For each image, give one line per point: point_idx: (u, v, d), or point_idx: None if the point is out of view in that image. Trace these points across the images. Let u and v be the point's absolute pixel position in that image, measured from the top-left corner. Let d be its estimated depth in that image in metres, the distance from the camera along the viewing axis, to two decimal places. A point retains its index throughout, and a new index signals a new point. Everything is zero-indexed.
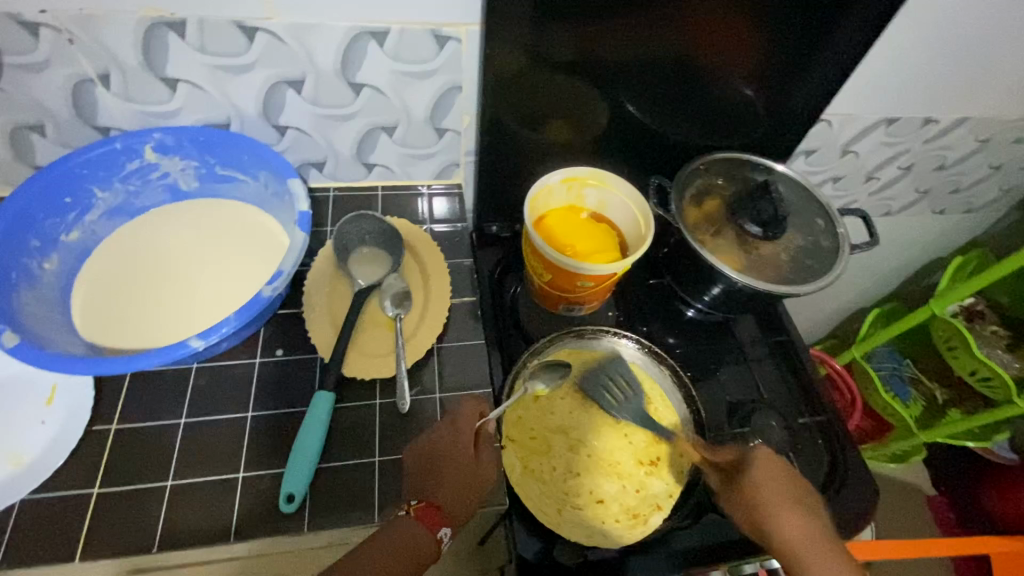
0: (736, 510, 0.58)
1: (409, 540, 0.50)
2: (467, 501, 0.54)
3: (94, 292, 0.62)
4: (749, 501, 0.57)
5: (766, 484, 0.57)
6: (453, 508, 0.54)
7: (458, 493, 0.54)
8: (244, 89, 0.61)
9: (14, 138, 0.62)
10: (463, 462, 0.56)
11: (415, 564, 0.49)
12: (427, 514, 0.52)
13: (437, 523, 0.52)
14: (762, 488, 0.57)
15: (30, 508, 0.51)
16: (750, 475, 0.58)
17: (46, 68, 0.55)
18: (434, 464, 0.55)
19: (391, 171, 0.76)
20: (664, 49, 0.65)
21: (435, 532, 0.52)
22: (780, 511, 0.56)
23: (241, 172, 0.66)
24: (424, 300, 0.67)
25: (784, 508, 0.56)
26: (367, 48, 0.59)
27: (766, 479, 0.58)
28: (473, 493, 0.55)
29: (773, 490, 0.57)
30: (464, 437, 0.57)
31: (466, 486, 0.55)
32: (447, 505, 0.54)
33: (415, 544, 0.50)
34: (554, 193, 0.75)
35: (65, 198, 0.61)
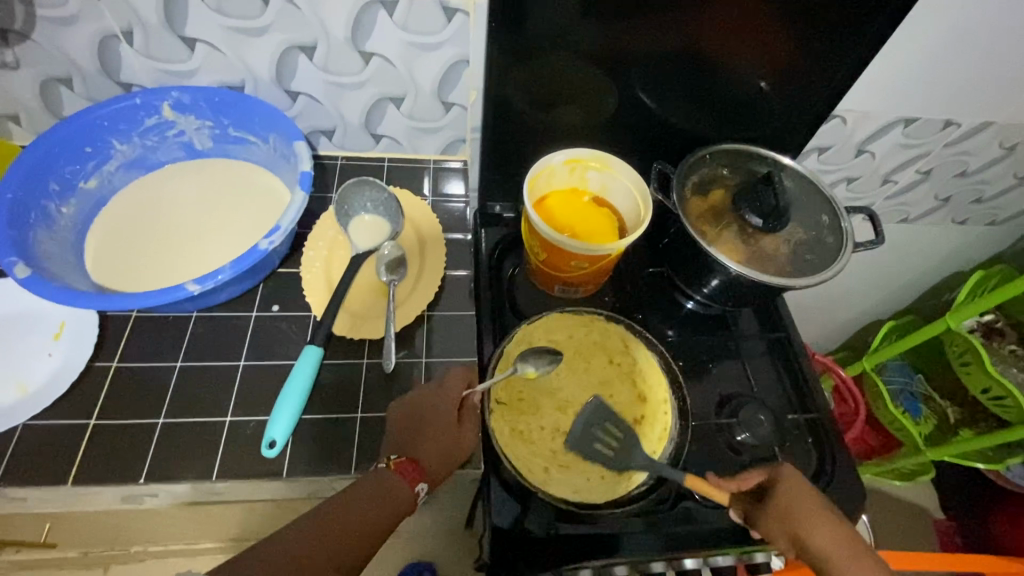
0: (770, 531, 0.57)
1: (389, 497, 0.52)
2: (446, 462, 0.56)
3: (107, 239, 0.65)
4: (786, 520, 0.56)
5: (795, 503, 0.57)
6: (432, 467, 0.55)
7: (439, 454, 0.56)
8: (259, 51, 0.63)
9: (44, 89, 0.65)
10: (443, 426, 0.57)
11: (393, 518, 0.52)
12: (407, 469, 0.54)
13: (417, 479, 0.54)
14: (800, 505, 0.56)
15: (32, 431, 0.54)
16: (782, 493, 0.58)
17: (73, 22, 0.58)
18: (418, 425, 0.56)
19: (398, 143, 0.78)
20: (672, 33, 0.65)
21: (414, 487, 0.53)
22: (818, 526, 0.55)
23: (252, 134, 0.69)
24: (420, 269, 0.69)
25: (818, 523, 0.55)
26: (378, 17, 0.61)
27: (799, 495, 0.57)
28: (456, 459, 0.56)
29: (808, 506, 0.56)
30: (446, 401, 0.58)
31: (444, 448, 0.56)
32: (428, 463, 0.55)
33: (395, 500, 0.52)
34: (556, 174, 0.75)
35: (85, 147, 0.64)
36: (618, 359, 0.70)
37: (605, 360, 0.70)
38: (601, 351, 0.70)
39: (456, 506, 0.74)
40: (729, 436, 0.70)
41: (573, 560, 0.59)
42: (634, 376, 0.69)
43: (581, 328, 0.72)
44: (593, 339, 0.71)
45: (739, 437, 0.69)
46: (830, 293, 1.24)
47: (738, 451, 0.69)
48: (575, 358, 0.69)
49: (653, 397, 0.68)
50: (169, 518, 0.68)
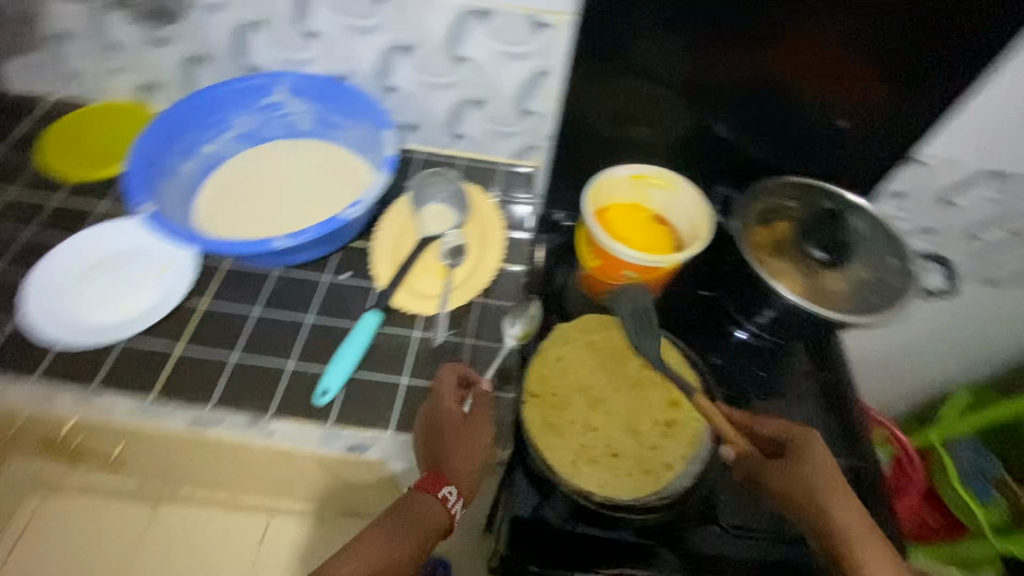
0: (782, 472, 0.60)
1: (422, 515, 0.54)
2: (468, 463, 0.57)
3: (213, 198, 0.73)
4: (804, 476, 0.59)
5: (811, 462, 0.60)
6: (453, 470, 0.56)
7: (461, 455, 0.57)
8: (366, 47, 0.71)
9: (185, 66, 0.77)
10: (455, 424, 0.58)
11: (433, 533, 0.54)
12: (429, 480, 0.56)
13: (439, 485, 0.56)
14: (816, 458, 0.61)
15: (130, 350, 0.62)
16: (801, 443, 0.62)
17: (221, 11, 0.69)
18: (435, 430, 0.58)
19: (475, 144, 0.83)
20: (749, 62, 0.67)
21: (439, 490, 0.55)
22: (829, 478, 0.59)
23: (348, 121, 0.76)
24: (477, 261, 0.72)
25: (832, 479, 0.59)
26: (474, 25, 0.67)
27: (816, 456, 0.61)
28: (478, 461, 0.58)
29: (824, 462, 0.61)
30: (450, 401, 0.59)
31: (466, 448, 0.58)
32: (448, 466, 0.56)
33: (429, 515, 0.54)
34: (618, 185, 0.77)
35: (211, 117, 0.74)
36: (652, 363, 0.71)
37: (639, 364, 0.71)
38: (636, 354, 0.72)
39: (480, 496, 0.76)
40: None
41: (586, 558, 0.60)
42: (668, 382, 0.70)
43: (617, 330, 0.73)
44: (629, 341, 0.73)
45: None
46: (899, 353, 1.17)
47: None
48: (609, 360, 0.70)
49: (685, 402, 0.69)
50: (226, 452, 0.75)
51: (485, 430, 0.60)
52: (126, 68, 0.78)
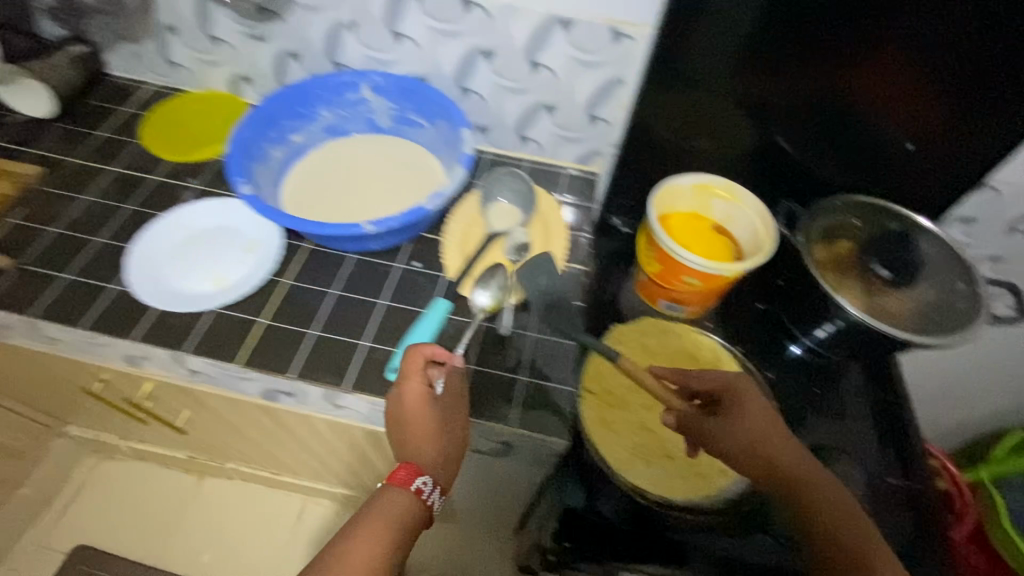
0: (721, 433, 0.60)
1: (401, 511, 0.52)
2: (448, 450, 0.57)
3: (299, 184, 0.78)
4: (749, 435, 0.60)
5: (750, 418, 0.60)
6: (429, 459, 0.55)
7: (433, 442, 0.56)
8: (450, 51, 0.75)
9: (279, 61, 0.82)
10: (428, 411, 0.57)
11: (413, 527, 0.53)
12: (402, 474, 0.54)
13: (415, 477, 0.54)
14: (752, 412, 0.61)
15: (217, 319, 0.66)
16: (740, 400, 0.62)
17: (320, 11, 0.74)
18: (410, 419, 0.57)
19: (541, 148, 0.86)
20: (820, 81, 0.69)
21: (414, 483, 0.54)
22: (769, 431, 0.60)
23: (426, 119, 0.81)
24: (541, 258, 0.75)
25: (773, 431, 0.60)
26: (555, 34, 0.70)
27: (753, 410, 0.61)
28: (456, 446, 0.58)
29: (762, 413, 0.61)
30: (416, 388, 0.57)
31: (440, 437, 0.57)
32: (425, 455, 0.56)
33: (407, 512, 0.52)
34: (680, 194, 0.79)
35: (301, 109, 0.79)
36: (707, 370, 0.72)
37: None
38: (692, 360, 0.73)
39: (527, 487, 0.78)
40: None
41: (638, 556, 0.59)
42: None
43: (674, 337, 0.75)
44: (685, 348, 0.74)
45: None
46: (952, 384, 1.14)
47: None
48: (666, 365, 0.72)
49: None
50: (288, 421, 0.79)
51: (459, 413, 0.59)
52: (224, 61, 0.84)
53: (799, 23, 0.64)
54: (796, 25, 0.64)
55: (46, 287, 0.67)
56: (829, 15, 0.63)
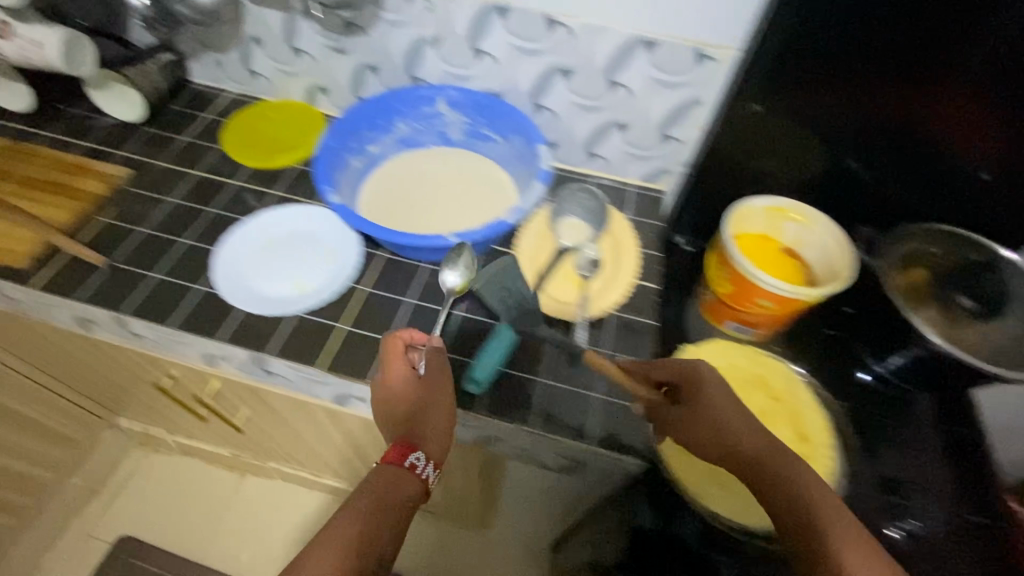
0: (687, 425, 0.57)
1: (396, 488, 0.55)
2: (438, 427, 0.59)
3: (376, 195, 0.81)
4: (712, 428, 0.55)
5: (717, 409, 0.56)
6: (417, 435, 0.59)
7: (424, 422, 0.59)
8: (528, 68, 0.76)
9: (358, 73, 0.84)
10: (413, 390, 0.60)
11: (410, 502, 0.55)
12: (395, 452, 0.58)
13: (408, 454, 0.57)
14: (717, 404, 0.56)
15: (298, 322, 0.68)
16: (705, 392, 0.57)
17: (404, 26, 0.76)
18: (398, 400, 0.60)
19: (608, 165, 0.87)
20: (902, 108, 0.67)
21: (406, 458, 0.57)
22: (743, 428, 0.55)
23: (498, 134, 0.82)
24: (614, 274, 0.74)
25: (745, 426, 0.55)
26: (636, 55, 0.71)
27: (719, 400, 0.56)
28: (445, 422, 0.60)
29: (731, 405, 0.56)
30: (401, 369, 0.61)
31: (432, 418, 0.59)
32: (416, 433, 0.59)
33: (401, 484, 0.55)
34: (751, 216, 0.78)
35: (379, 121, 0.81)
36: (779, 396, 0.72)
37: (767, 397, 0.72)
38: (764, 386, 0.73)
39: (587, 502, 0.78)
40: (894, 521, 0.65)
41: None
42: (795, 417, 0.71)
43: (745, 360, 0.75)
44: (757, 372, 0.74)
45: (904, 524, 0.65)
46: None
47: (901, 538, 0.64)
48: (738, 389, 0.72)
49: (815, 438, 0.69)
50: (352, 424, 0.81)
51: (443, 390, 0.61)
52: (304, 72, 0.87)
53: (881, 44, 0.62)
54: (877, 47, 0.62)
55: (137, 285, 0.70)
56: (917, 39, 0.61)
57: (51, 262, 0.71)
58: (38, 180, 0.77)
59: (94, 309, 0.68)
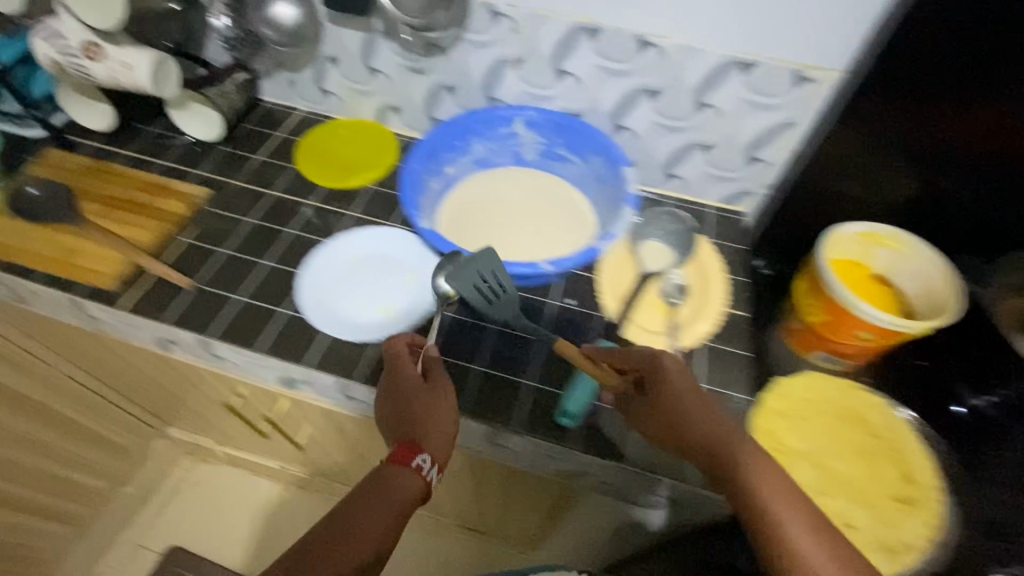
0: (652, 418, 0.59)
1: (392, 485, 0.54)
2: (439, 427, 0.58)
3: (455, 216, 0.79)
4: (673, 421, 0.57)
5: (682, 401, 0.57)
6: (421, 437, 0.57)
7: (429, 424, 0.58)
8: (611, 89, 0.75)
9: (434, 93, 0.84)
10: (417, 390, 0.60)
11: (406, 502, 0.54)
12: (401, 454, 0.56)
13: (411, 455, 0.56)
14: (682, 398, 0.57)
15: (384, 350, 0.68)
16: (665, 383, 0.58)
17: (487, 47, 0.75)
18: (399, 399, 0.60)
19: (687, 186, 0.84)
20: (999, 133, 0.61)
21: (411, 462, 0.55)
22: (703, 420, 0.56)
23: (576, 155, 0.80)
24: (703, 302, 0.72)
25: (704, 419, 0.56)
26: (730, 76, 0.69)
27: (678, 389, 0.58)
28: (448, 424, 0.58)
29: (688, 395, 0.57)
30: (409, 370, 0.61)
31: (440, 422, 0.58)
32: (418, 434, 0.57)
33: (406, 488, 0.54)
34: (842, 241, 0.74)
35: (457, 142, 0.80)
36: (879, 432, 0.69)
37: (865, 433, 0.69)
38: (862, 421, 0.70)
39: (668, 536, 0.75)
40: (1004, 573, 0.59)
41: None
42: (897, 456, 0.67)
43: (840, 393, 0.71)
44: (853, 406, 0.71)
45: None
46: None
47: None
48: (836, 424, 0.69)
49: (920, 477, 0.66)
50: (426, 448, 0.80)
51: (447, 393, 0.60)
52: (377, 91, 0.86)
53: (971, 64, 0.58)
54: (964, 65, 0.58)
55: (222, 308, 0.70)
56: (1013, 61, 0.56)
57: (138, 283, 0.71)
58: (118, 199, 0.78)
59: (182, 332, 0.68)
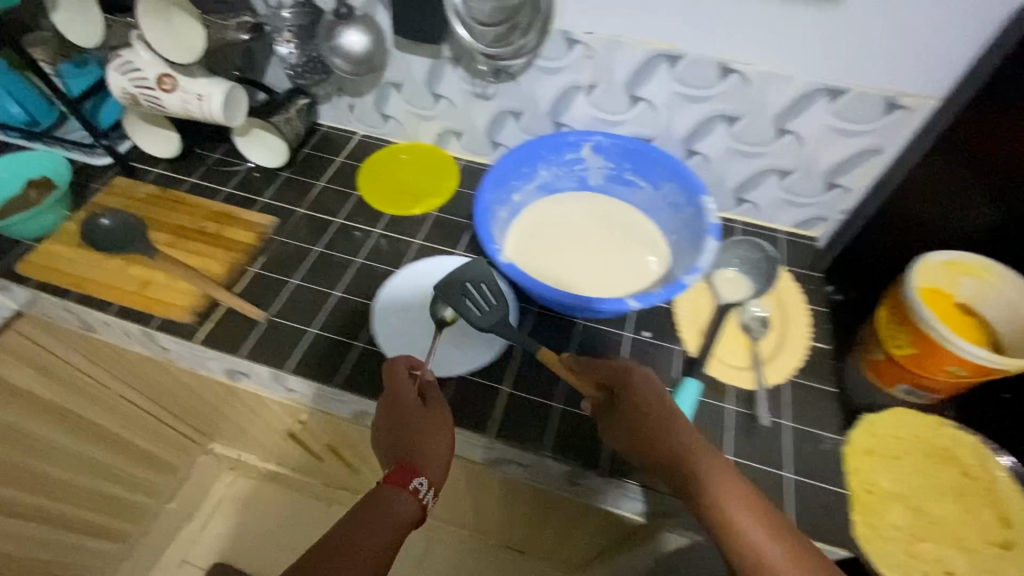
0: (617, 428, 0.57)
1: (389, 507, 0.54)
2: (436, 450, 0.58)
3: (523, 243, 0.78)
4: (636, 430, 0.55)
5: (646, 410, 0.56)
6: (418, 458, 0.57)
7: (427, 445, 0.58)
8: (687, 116, 0.73)
9: (498, 117, 0.82)
10: (416, 411, 0.60)
11: (402, 525, 0.53)
12: (397, 475, 0.56)
13: (409, 477, 0.55)
14: (648, 409, 0.55)
15: (464, 384, 0.68)
16: (631, 395, 0.57)
17: (558, 72, 0.73)
18: (397, 420, 0.60)
19: (757, 209, 0.82)
20: None
21: (409, 483, 0.55)
22: (669, 432, 0.54)
23: (645, 180, 0.79)
24: (783, 336, 0.71)
25: (667, 429, 0.54)
26: (817, 103, 0.66)
27: (643, 398, 0.56)
28: (445, 447, 0.59)
29: (657, 406, 0.55)
30: (408, 391, 0.61)
31: (439, 444, 0.58)
32: (415, 457, 0.57)
33: (404, 510, 0.54)
34: (928, 268, 0.68)
35: (525, 168, 0.79)
36: (975, 472, 0.64)
37: (957, 471, 0.64)
38: (952, 458, 0.65)
39: None
40: None
41: None
42: (994, 496, 0.62)
43: (927, 430, 0.68)
44: (943, 443, 0.67)
45: None
46: None
47: None
48: (926, 462, 0.65)
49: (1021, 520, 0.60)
50: (493, 479, 0.78)
51: (446, 417, 0.61)
52: (439, 115, 0.86)
53: None
54: None
55: (299, 342, 0.70)
56: None
57: (211, 316, 0.71)
58: (190, 229, 0.78)
59: (258, 366, 0.68)
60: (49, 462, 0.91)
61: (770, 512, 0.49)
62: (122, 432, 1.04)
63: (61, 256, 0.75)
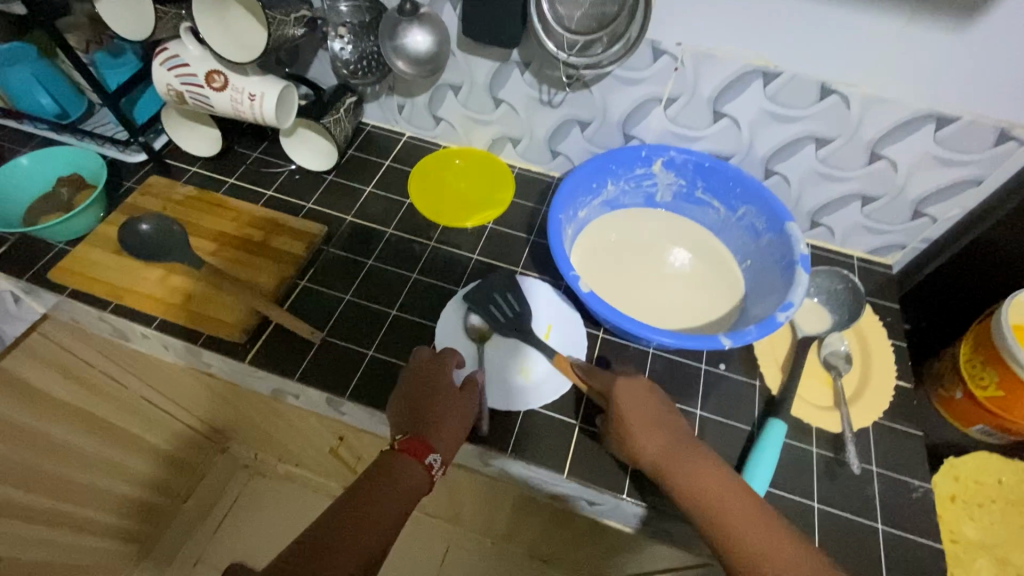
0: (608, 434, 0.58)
1: (401, 479, 0.53)
2: (456, 433, 0.56)
3: (590, 263, 0.72)
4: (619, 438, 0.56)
5: (628, 414, 0.56)
6: (437, 436, 0.55)
7: (448, 425, 0.56)
8: (773, 135, 0.68)
9: (563, 126, 0.77)
10: (446, 393, 0.58)
11: (412, 496, 0.53)
12: (413, 447, 0.54)
13: (426, 451, 0.54)
14: (630, 415, 0.55)
15: (532, 417, 0.63)
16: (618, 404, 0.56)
17: (638, 84, 0.69)
18: (419, 397, 0.58)
19: (830, 235, 0.77)
20: None
21: (424, 459, 0.54)
22: (649, 433, 0.55)
23: (719, 201, 0.75)
24: (867, 375, 0.67)
25: (648, 431, 0.55)
26: (920, 130, 0.62)
27: (627, 404, 0.56)
28: (464, 429, 0.57)
29: (641, 409, 0.56)
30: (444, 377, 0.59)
31: (457, 425, 0.57)
32: (432, 433, 0.55)
33: (415, 483, 0.53)
34: (1018, 308, 0.67)
35: (593, 183, 0.74)
36: None
37: None
38: None
39: None
40: None
41: None
42: None
43: (1012, 477, 0.70)
44: None
45: None
46: None
47: None
48: (1009, 511, 0.69)
49: None
50: (549, 509, 0.75)
51: (474, 407, 0.59)
52: (498, 120, 0.80)
53: None
54: None
55: (355, 365, 0.65)
56: None
57: (261, 334, 0.67)
58: (235, 237, 0.73)
59: (314, 391, 0.64)
60: (79, 471, 0.87)
61: (759, 507, 0.50)
62: (150, 439, 0.99)
63: (97, 263, 0.70)
